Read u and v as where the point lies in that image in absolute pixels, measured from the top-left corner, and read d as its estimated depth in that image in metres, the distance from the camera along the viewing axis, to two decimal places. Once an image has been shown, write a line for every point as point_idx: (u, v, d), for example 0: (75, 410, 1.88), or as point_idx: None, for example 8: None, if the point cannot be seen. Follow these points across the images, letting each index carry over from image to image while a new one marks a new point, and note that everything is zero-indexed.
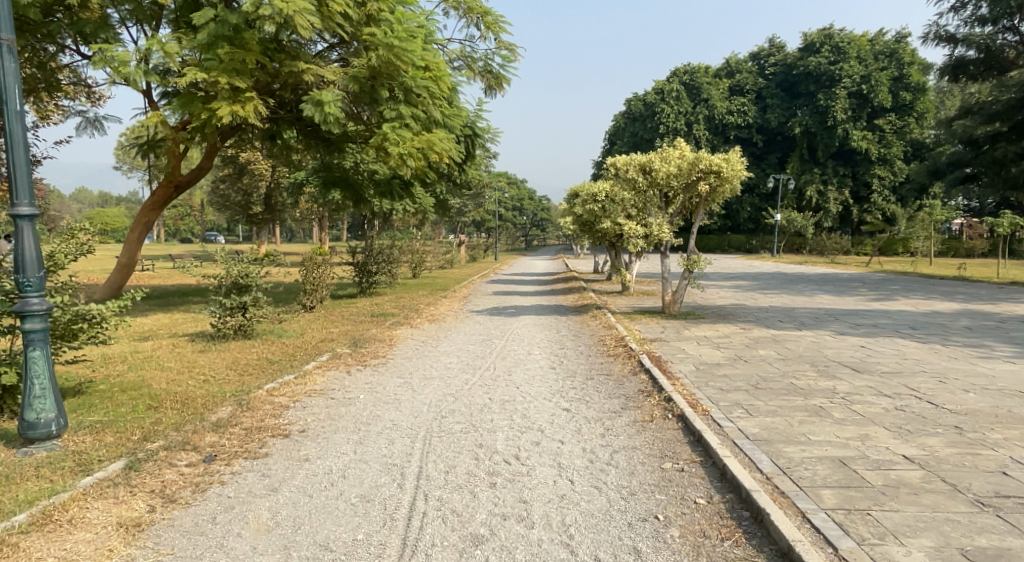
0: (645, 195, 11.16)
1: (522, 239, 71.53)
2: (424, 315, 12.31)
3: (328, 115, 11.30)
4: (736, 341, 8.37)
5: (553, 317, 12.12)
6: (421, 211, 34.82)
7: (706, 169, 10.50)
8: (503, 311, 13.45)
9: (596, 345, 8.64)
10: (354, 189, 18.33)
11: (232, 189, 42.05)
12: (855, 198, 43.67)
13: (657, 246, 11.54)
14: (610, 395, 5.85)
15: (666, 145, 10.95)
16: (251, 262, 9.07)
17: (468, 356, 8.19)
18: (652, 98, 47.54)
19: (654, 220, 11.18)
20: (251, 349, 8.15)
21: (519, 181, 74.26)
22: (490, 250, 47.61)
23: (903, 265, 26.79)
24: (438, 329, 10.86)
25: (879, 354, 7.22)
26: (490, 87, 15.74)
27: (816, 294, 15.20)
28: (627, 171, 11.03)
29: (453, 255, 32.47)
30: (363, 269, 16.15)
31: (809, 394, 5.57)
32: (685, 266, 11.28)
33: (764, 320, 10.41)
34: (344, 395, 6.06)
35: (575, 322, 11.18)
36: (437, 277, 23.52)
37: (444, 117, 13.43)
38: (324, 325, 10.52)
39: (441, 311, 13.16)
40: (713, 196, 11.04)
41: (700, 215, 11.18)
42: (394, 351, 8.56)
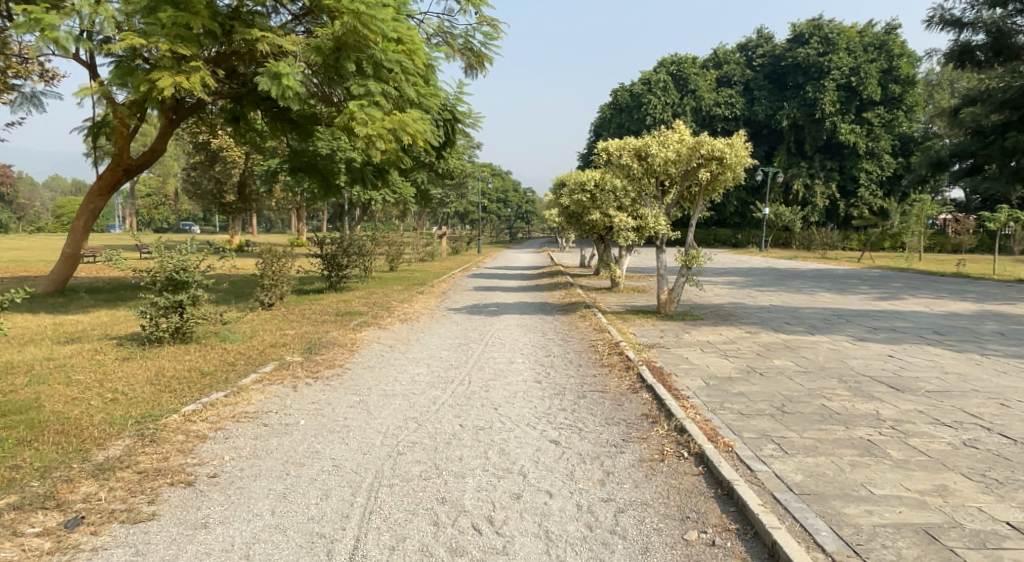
0: (639, 183, 10.09)
1: (505, 231, 70.44)
2: (395, 314, 11.17)
3: (287, 89, 10.10)
4: (746, 349, 7.36)
5: (537, 317, 11.06)
6: (401, 200, 33.56)
7: (709, 155, 9.46)
8: (484, 309, 12.35)
9: (586, 351, 7.59)
10: (324, 176, 17.04)
11: (204, 177, 40.48)
12: (842, 192, 43.11)
13: (652, 240, 10.45)
14: (607, 422, 4.78)
15: (663, 128, 9.90)
16: (190, 255, 7.90)
17: (440, 365, 7.08)
18: (639, 89, 46.70)
19: (649, 211, 10.12)
20: (185, 358, 6.98)
21: (503, 172, 73.05)
22: (473, 242, 46.46)
23: (896, 260, 26.08)
24: (410, 331, 9.74)
25: (914, 366, 6.26)
26: (471, 66, 14.56)
27: (817, 291, 14.30)
28: (620, 157, 9.97)
29: (434, 247, 31.29)
30: (333, 262, 14.93)
31: (851, 422, 4.56)
32: (682, 262, 10.24)
33: (770, 322, 9.44)
34: (282, 421, 4.93)
35: (561, 322, 10.13)
36: (415, 271, 22.32)
37: (419, 96, 12.24)
38: (280, 327, 9.35)
39: (415, 309, 12.02)
40: (715, 186, 9.99)
41: (701, 206, 10.11)
42: (355, 359, 7.41)
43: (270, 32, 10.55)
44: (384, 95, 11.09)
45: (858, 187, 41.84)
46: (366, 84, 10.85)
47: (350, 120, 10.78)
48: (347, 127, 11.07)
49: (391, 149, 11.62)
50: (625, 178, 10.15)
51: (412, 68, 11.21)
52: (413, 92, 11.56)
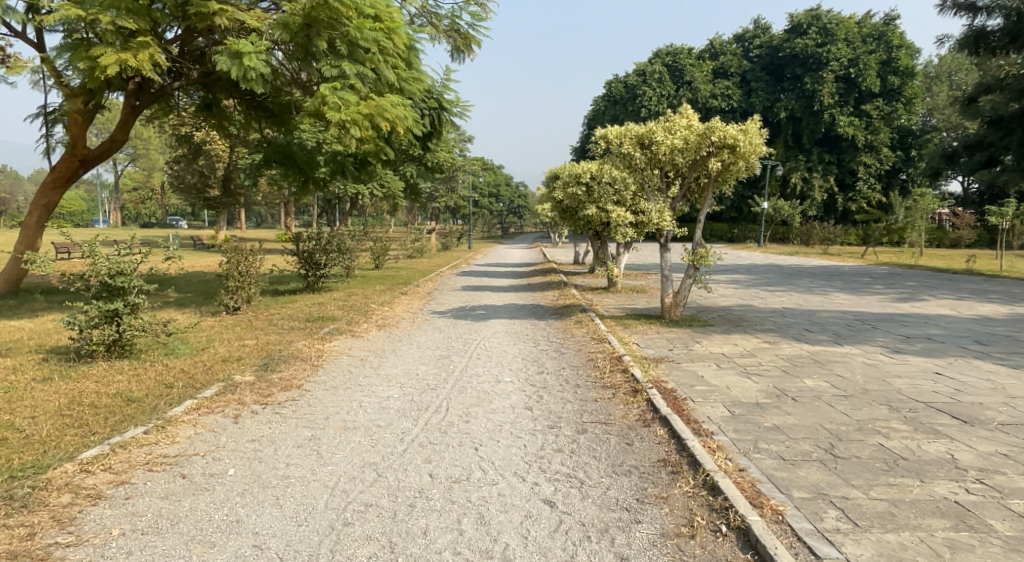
0: (642, 174, 9.08)
1: (497, 225, 69.39)
2: (373, 320, 10.14)
3: (248, 70, 9.05)
4: (768, 365, 6.38)
5: (529, 321, 10.05)
6: (389, 194, 32.44)
7: (720, 142, 8.46)
8: (471, 313, 11.32)
9: (584, 367, 6.60)
10: (300, 168, 15.89)
11: (187, 170, 39.27)
12: (840, 186, 42.30)
13: (656, 237, 9.42)
14: (615, 472, 3.80)
15: (669, 113, 8.89)
16: (129, 256, 6.86)
17: (415, 385, 6.07)
18: (634, 81, 45.83)
19: (653, 206, 9.12)
20: (115, 379, 5.94)
21: (495, 166, 72.01)
22: (465, 237, 45.38)
23: (900, 257, 25.22)
24: (388, 339, 8.70)
25: (971, 388, 5.29)
26: (457, 49, 13.50)
27: (830, 291, 13.32)
28: (621, 145, 8.96)
29: (424, 242, 30.22)
30: (309, 260, 13.85)
31: (924, 473, 3.59)
32: (689, 262, 9.19)
33: (788, 329, 8.48)
34: (206, 470, 3.92)
35: (555, 329, 9.10)
36: (401, 269, 21.26)
37: (399, 80, 11.17)
38: (240, 336, 8.31)
39: (396, 313, 10.99)
40: (726, 178, 8.98)
41: (710, 199, 9.08)
42: (317, 376, 6.38)
43: (232, 6, 9.52)
44: (359, 78, 10.02)
45: (857, 181, 41.02)
46: (338, 64, 9.77)
47: (319, 105, 9.69)
48: (316, 112, 9.98)
49: (367, 139, 10.57)
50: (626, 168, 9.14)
51: (391, 48, 10.14)
52: (392, 75, 10.49)
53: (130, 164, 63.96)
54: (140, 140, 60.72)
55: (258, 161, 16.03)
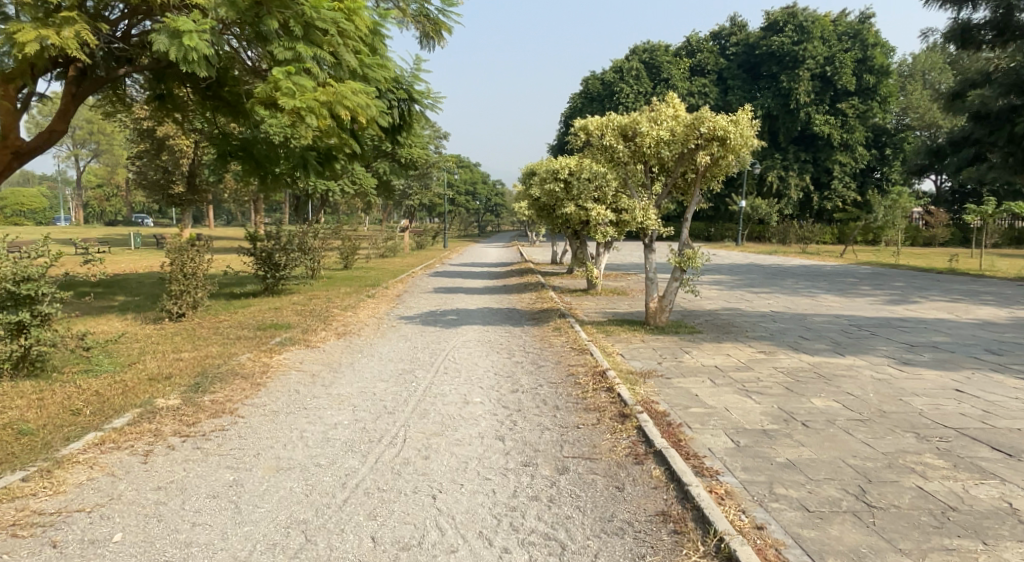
0: (626, 168, 8.36)
1: (473, 224, 68.57)
2: (333, 327, 9.26)
3: (190, 52, 8.07)
4: (769, 381, 5.71)
5: (503, 328, 9.28)
6: (361, 191, 31.43)
7: (710, 134, 7.76)
8: (441, 318, 10.51)
9: (562, 383, 5.85)
10: (259, 163, 14.88)
11: (149, 166, 37.72)
12: (815, 185, 42.31)
13: (639, 237, 8.71)
14: (605, 531, 3.05)
15: (654, 103, 8.18)
16: (40, 261, 5.90)
17: (370, 408, 5.24)
18: (610, 78, 45.32)
19: (638, 203, 8.40)
20: (11, 405, 5.00)
21: (471, 164, 71.12)
22: (439, 236, 44.43)
23: (879, 256, 25.00)
24: (346, 350, 7.85)
25: (1002, 411, 4.67)
26: (427, 36, 12.69)
27: (817, 292, 12.80)
28: (602, 137, 8.22)
29: (396, 241, 29.23)
30: (268, 261, 12.90)
31: (984, 531, 2.92)
32: (676, 264, 8.47)
33: (782, 337, 7.85)
34: (85, 538, 3.07)
35: (531, 337, 8.35)
36: (371, 269, 20.32)
37: (362, 66, 10.33)
38: (177, 348, 7.38)
39: (359, 319, 10.15)
40: (714, 174, 8.29)
41: (698, 196, 8.40)
42: (256, 397, 5.53)
43: None
44: (316, 62, 9.21)
45: (832, 179, 41.05)
46: (293, 46, 8.95)
47: (271, 92, 8.82)
48: (267, 100, 9.12)
49: (325, 129, 9.73)
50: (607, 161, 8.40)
51: (351, 29, 9.30)
52: (354, 60, 9.63)
53: (92, 159, 61.67)
54: (102, 134, 58.53)
55: (213, 154, 14.96)
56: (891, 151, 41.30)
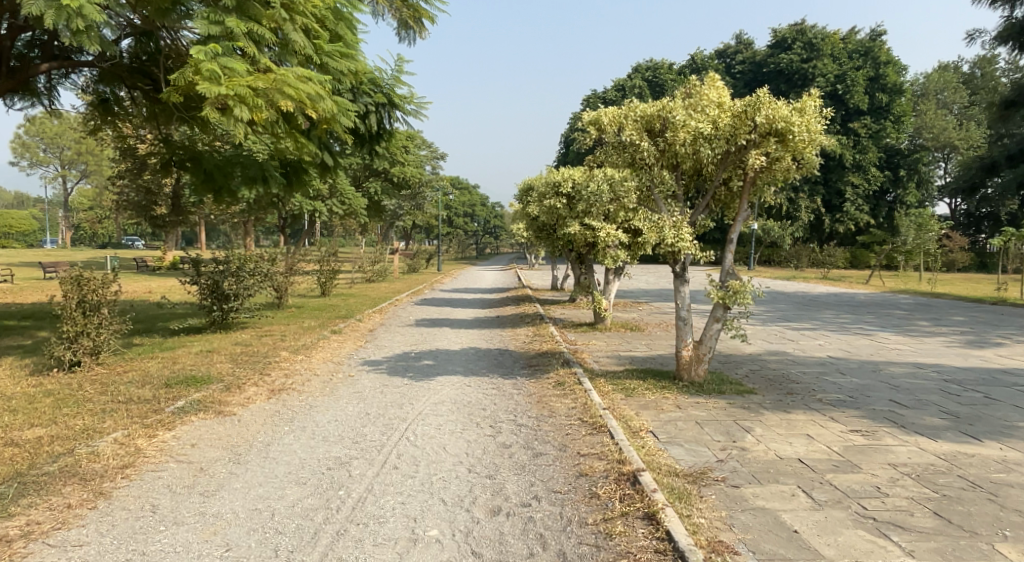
0: (650, 173, 6.30)
1: (472, 246, 66.82)
2: (268, 380, 7.13)
3: (76, 19, 6.04)
4: (900, 499, 3.59)
5: (489, 381, 7.15)
6: (349, 211, 29.48)
7: (767, 128, 5.75)
8: (414, 363, 8.37)
9: (571, 497, 3.72)
10: (209, 174, 12.35)
11: (128, 187, 35.83)
12: (827, 207, 40.43)
13: (666, 264, 6.58)
14: None
15: (687, 87, 6.20)
16: None
17: (248, 557, 3.10)
18: (613, 96, 43.81)
19: (667, 217, 6.29)
20: None
21: (470, 185, 69.63)
22: (434, 259, 42.45)
23: (911, 283, 22.92)
24: (271, 419, 5.72)
25: None
26: (406, 25, 10.72)
27: (868, 329, 10.72)
28: (620, 133, 6.20)
29: (385, 264, 27.16)
30: (215, 290, 10.83)
31: None
32: (717, 300, 6.33)
33: (867, 402, 5.75)
34: None
35: (525, 397, 6.23)
36: (352, 296, 18.26)
37: (318, 53, 8.41)
38: (27, 422, 5.25)
39: (309, 366, 8.03)
40: (767, 181, 6.24)
41: (746, 208, 6.28)
42: (72, 531, 3.38)
43: None
44: (252, 42, 7.23)
45: (844, 202, 39.08)
46: (221, 19, 6.95)
47: (189, 77, 6.72)
48: (185, 91, 7.05)
49: (265, 125, 7.72)
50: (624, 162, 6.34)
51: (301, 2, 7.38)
52: (305, 42, 7.68)
53: (80, 181, 59.87)
54: (89, 155, 56.82)
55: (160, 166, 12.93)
56: (905, 172, 39.48)
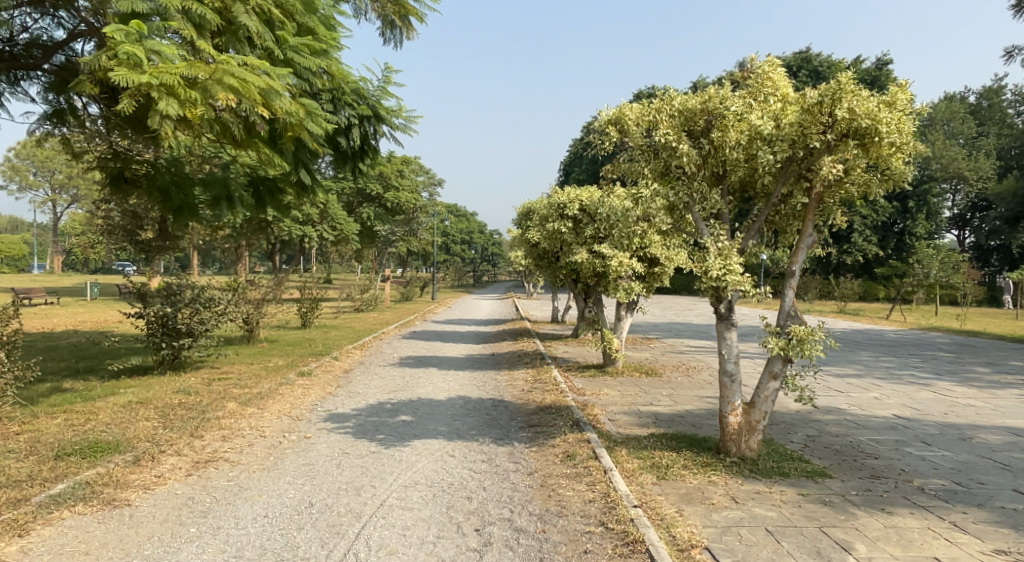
0: (691, 185, 4.81)
1: (470, 274, 65.38)
2: (196, 447, 5.61)
3: None
4: None
5: (478, 448, 5.61)
6: (340, 237, 28.05)
7: (846, 127, 4.36)
8: (388, 418, 6.82)
9: None
10: (167, 192, 10.57)
11: (112, 211, 34.48)
12: (834, 237, 39.14)
13: (707, 302, 5.13)
14: None
15: (736, 77, 4.89)
16: None
17: None
18: None
19: (712, 242, 4.80)
20: None
21: (467, 213, 68.50)
22: (429, 287, 40.94)
23: (936, 319, 21.41)
24: (176, 514, 4.18)
25: None
26: (392, 24, 9.44)
27: (922, 376, 9.21)
28: (652, 133, 4.82)
29: (375, 292, 25.64)
30: (164, 325, 9.28)
31: None
32: (776, 350, 4.84)
33: (987, 495, 4.24)
34: None
35: (524, 478, 4.71)
36: (334, 329, 16.70)
37: (280, 48, 7.19)
38: None
39: (257, 425, 6.47)
40: (838, 196, 4.85)
41: (810, 231, 4.86)
42: None
43: None
44: (194, 25, 5.96)
45: (852, 232, 37.72)
46: None
47: (106, 63, 5.44)
48: (104, 81, 5.76)
49: (208, 124, 6.42)
50: (654, 170, 4.92)
51: None
52: (261, 28, 6.42)
53: (70, 206, 58.45)
54: (80, 179, 55.41)
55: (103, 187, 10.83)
56: (915, 202, 38.29)
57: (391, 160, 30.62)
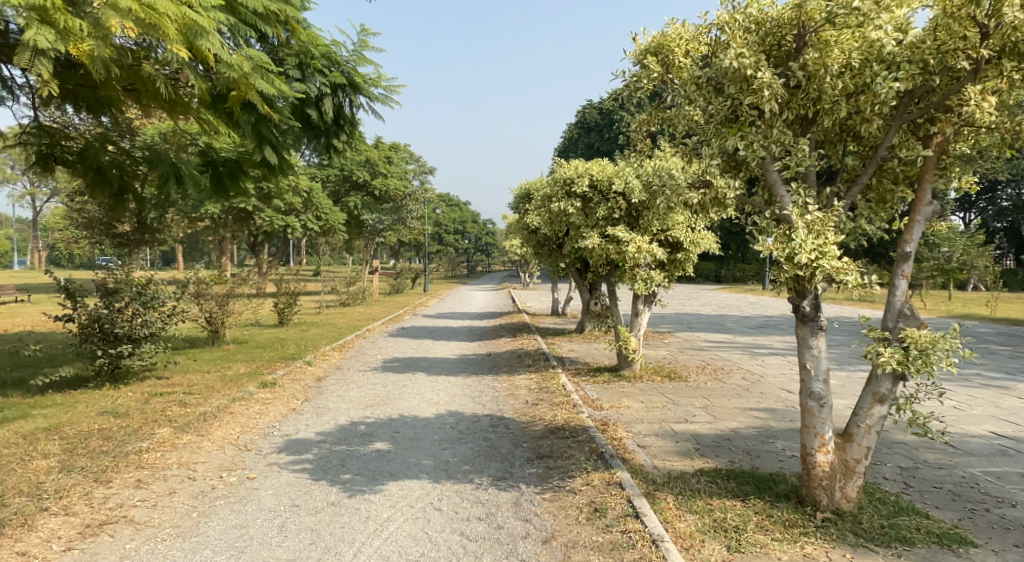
0: (771, 131, 3.39)
1: (464, 264, 63.98)
2: (97, 497, 4.18)
3: None
4: None
5: (473, 494, 4.22)
6: (326, 229, 26.53)
7: (1002, 42, 3.04)
8: (358, 447, 5.40)
9: None
10: (104, 174, 8.94)
11: (88, 203, 32.65)
12: None
13: (785, 298, 3.74)
14: None
15: None
16: None
17: None
18: (609, 106, 37.77)
19: (799, 208, 3.42)
20: None
21: (460, 202, 67.02)
22: (422, 278, 39.52)
23: (960, 306, 20.13)
24: None
25: None
26: None
27: (993, 376, 7.86)
28: (716, 60, 3.39)
29: (363, 285, 24.16)
30: (98, 331, 7.83)
31: None
32: (884, 365, 3.44)
33: None
34: None
35: (538, 551, 3.33)
36: (315, 326, 15.25)
37: None
38: None
39: (189, 461, 5.04)
40: (966, 149, 3.52)
41: (928, 197, 3.54)
42: None
43: None
44: None
45: None
46: None
47: None
48: None
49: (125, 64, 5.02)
50: (720, 112, 3.47)
51: None
52: None
53: (50, 199, 56.37)
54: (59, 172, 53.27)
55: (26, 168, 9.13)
56: None
57: (379, 144, 29.02)
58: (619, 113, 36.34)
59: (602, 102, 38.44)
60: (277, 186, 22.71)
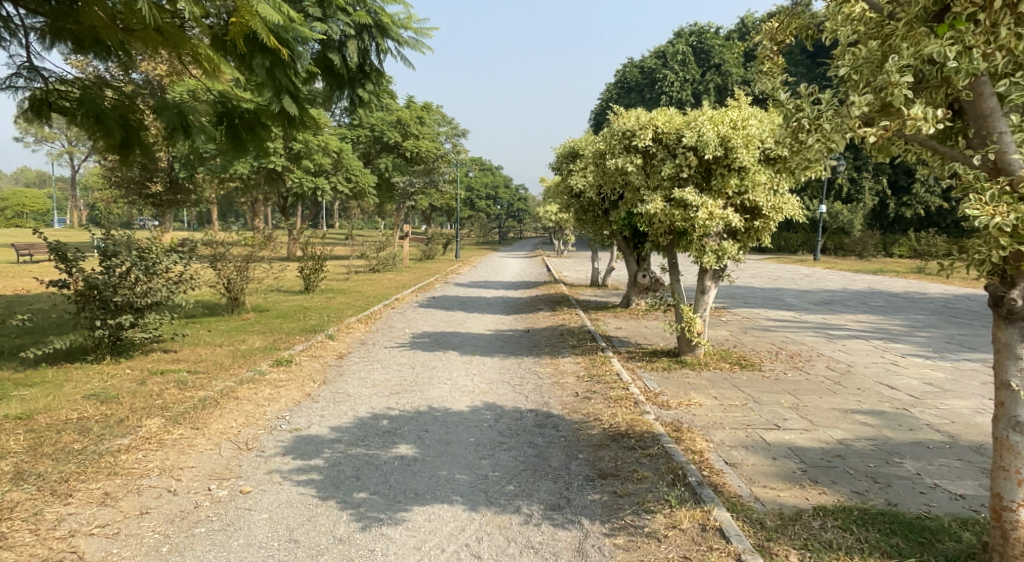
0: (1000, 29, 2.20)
1: (496, 230, 62.84)
2: (45, 523, 3.30)
3: None
4: None
5: (520, 531, 3.24)
6: (356, 192, 25.67)
7: None
8: (378, 450, 4.46)
9: None
10: (104, 122, 7.88)
11: None
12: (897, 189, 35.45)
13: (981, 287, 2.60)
14: None
15: None
16: None
17: None
18: (650, 65, 35.70)
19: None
20: None
21: (492, 166, 65.55)
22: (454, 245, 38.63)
23: None
24: None
25: None
26: None
27: None
28: None
29: (394, 251, 23.32)
30: (96, 299, 7.02)
31: None
32: None
33: None
34: None
35: None
36: (343, 294, 14.42)
37: None
38: None
39: (173, 465, 4.15)
40: None
41: None
42: None
43: None
44: None
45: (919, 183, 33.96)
46: None
47: None
48: None
49: None
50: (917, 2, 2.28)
51: None
52: None
53: (87, 159, 56.55)
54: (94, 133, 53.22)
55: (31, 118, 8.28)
56: None
57: (410, 103, 27.82)
58: (661, 72, 34.28)
59: (643, 61, 36.34)
60: (306, 146, 21.78)
